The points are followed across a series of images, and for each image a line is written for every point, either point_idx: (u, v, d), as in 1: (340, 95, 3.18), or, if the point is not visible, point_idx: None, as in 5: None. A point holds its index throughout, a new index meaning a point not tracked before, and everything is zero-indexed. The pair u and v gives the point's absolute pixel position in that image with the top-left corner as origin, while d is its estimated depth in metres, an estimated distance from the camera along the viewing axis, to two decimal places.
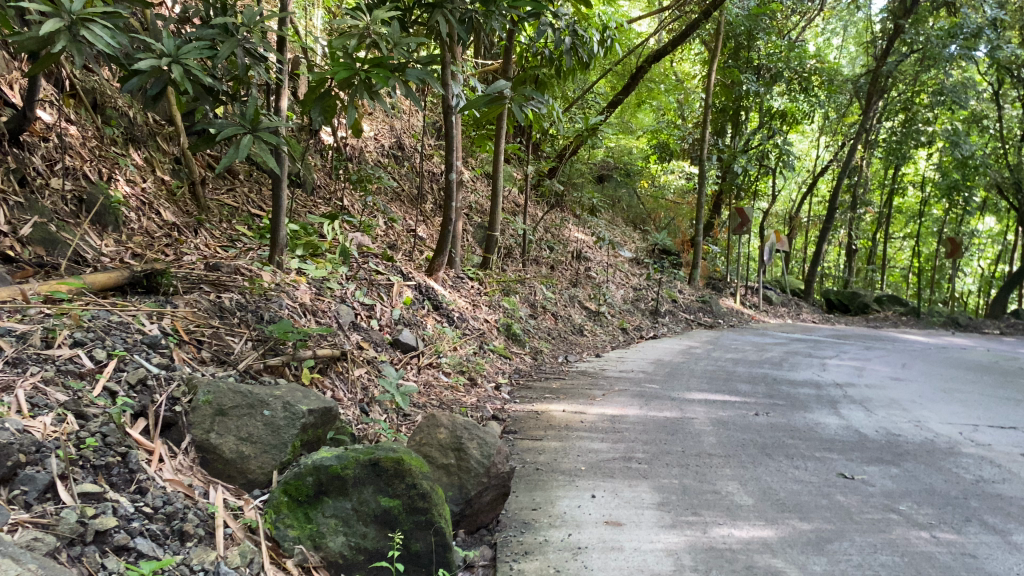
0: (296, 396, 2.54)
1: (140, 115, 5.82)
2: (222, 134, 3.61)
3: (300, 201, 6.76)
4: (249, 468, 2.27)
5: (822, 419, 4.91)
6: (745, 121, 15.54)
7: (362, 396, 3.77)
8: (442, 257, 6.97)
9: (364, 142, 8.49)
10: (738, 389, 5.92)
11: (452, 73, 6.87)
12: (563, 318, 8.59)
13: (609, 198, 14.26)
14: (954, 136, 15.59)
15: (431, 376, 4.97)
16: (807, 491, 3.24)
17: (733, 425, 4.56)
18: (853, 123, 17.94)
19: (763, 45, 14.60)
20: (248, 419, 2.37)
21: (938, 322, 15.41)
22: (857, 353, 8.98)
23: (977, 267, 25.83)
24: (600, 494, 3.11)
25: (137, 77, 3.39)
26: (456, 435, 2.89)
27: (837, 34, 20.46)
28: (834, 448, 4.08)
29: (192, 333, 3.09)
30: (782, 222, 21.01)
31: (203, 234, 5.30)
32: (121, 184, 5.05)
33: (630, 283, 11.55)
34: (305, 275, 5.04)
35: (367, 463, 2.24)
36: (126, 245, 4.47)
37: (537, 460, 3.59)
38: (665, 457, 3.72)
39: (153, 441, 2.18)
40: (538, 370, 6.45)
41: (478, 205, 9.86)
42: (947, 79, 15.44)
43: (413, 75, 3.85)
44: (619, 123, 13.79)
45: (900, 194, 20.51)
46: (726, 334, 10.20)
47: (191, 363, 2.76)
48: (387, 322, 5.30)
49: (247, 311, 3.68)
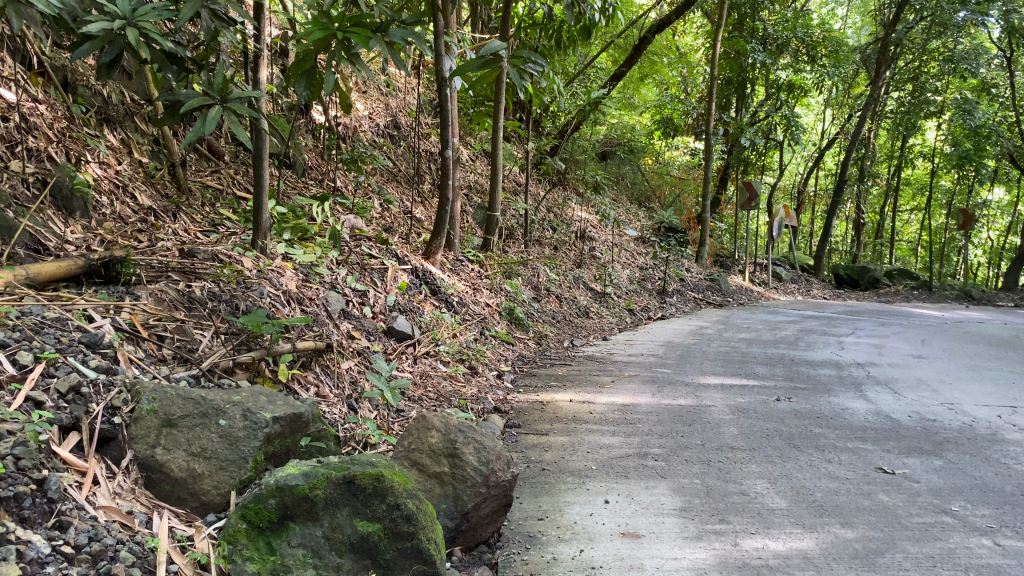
0: (259, 402, 2.24)
1: (115, 94, 5.43)
2: (186, 105, 3.24)
3: (289, 183, 6.42)
4: (203, 488, 1.96)
5: (848, 403, 4.57)
6: (751, 94, 15.15)
7: (349, 391, 3.46)
8: (440, 238, 6.62)
9: (358, 121, 8.10)
10: (755, 372, 5.59)
11: (446, 43, 6.55)
12: (568, 300, 8.24)
13: (614, 175, 13.83)
14: (966, 104, 15.18)
15: (428, 366, 4.62)
16: (844, 490, 2.91)
17: (754, 412, 4.22)
18: (861, 94, 17.48)
19: (768, 15, 14.14)
20: (201, 430, 2.06)
21: (950, 295, 15.08)
22: (873, 330, 8.63)
23: (986, 240, 25.41)
24: (614, 499, 2.78)
25: (88, 43, 3.02)
26: (450, 439, 2.57)
27: (843, 4, 19.97)
28: (868, 437, 3.74)
29: (151, 328, 2.78)
30: (790, 196, 20.56)
31: (182, 220, 4.97)
32: (92, 167, 4.69)
33: (636, 262, 11.18)
34: (291, 260, 4.70)
35: (341, 481, 1.94)
36: (96, 231, 4.14)
37: (542, 459, 3.26)
38: (683, 452, 3.38)
39: (87, 461, 1.88)
40: (542, 356, 6.10)
41: (478, 184, 9.48)
42: (957, 46, 14.99)
43: (395, 34, 3.46)
44: (620, 98, 13.40)
45: (910, 166, 20.04)
46: (737, 313, 9.85)
47: (139, 362, 2.45)
48: (381, 309, 4.96)
49: (220, 302, 3.36)
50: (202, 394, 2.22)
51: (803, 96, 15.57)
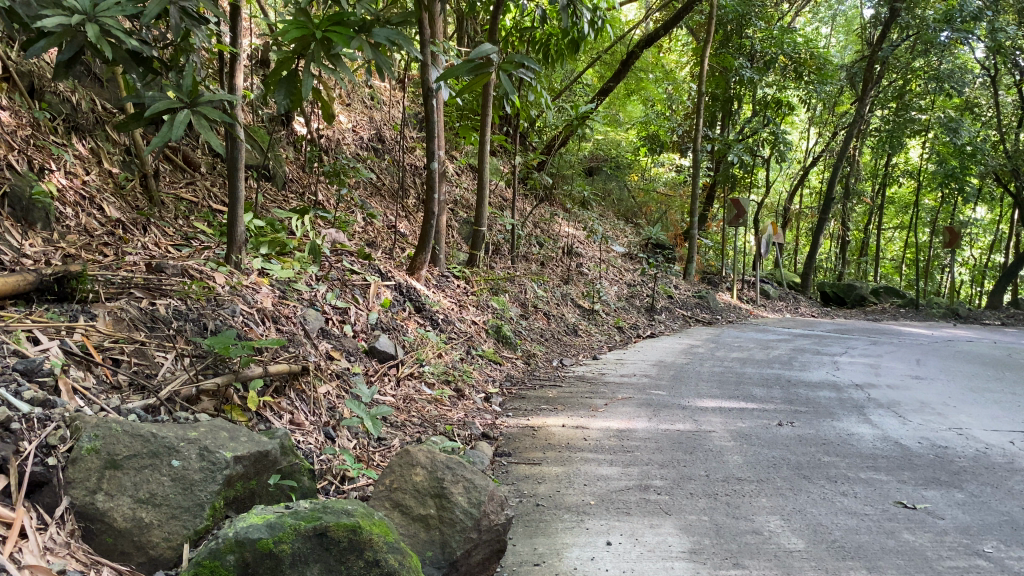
0: (219, 438, 2.01)
1: (84, 101, 5.16)
2: (151, 108, 2.99)
3: (268, 195, 6.16)
4: (151, 541, 1.73)
5: (854, 428, 4.36)
6: (738, 111, 15.02)
7: (327, 418, 3.21)
8: (425, 253, 6.36)
9: (340, 133, 7.86)
10: (752, 394, 5.36)
11: (432, 53, 6.35)
12: (556, 318, 8.01)
13: (601, 190, 13.67)
14: (951, 122, 15.10)
15: (412, 389, 4.36)
16: (864, 529, 2.68)
17: (757, 438, 3.99)
18: (845, 112, 17.39)
19: (755, 31, 14.03)
20: (150, 473, 1.82)
21: (937, 313, 14.95)
22: (866, 350, 8.43)
23: (970, 258, 25.42)
24: (616, 540, 2.53)
25: (45, 40, 2.76)
26: (437, 478, 2.32)
27: (827, 24, 20.01)
28: (881, 466, 3.52)
29: (106, 352, 2.54)
30: (776, 214, 20.50)
31: (153, 233, 4.70)
32: (56, 176, 4.42)
33: (623, 279, 10.97)
34: (267, 276, 4.45)
35: (312, 533, 1.70)
36: (57, 245, 3.86)
37: (536, 494, 3.01)
38: (686, 484, 3.14)
39: (13, 510, 1.65)
40: (531, 376, 5.84)
41: (463, 199, 9.25)
42: (942, 65, 14.98)
43: (380, 35, 3.26)
44: (606, 115, 13.25)
45: (895, 184, 20.01)
46: (727, 331, 9.63)
47: (84, 392, 2.22)
48: (362, 328, 4.70)
49: (186, 321, 3.10)
50: (153, 429, 1.98)
51: (788, 114, 15.49)
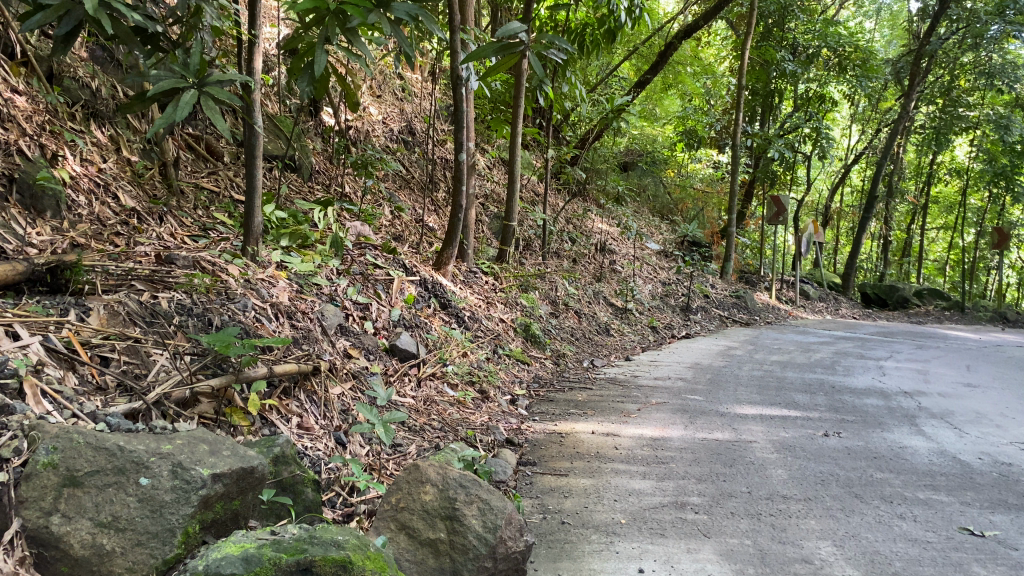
0: (197, 452, 1.87)
1: (104, 87, 4.99)
2: (154, 86, 2.78)
3: (292, 186, 5.95)
4: (113, 571, 1.59)
5: (906, 440, 4.05)
6: (778, 106, 14.58)
7: (339, 422, 3.00)
8: (451, 248, 6.13)
9: (370, 125, 7.65)
10: (795, 400, 5.06)
11: (463, 41, 6.12)
12: (587, 316, 7.74)
13: (636, 187, 13.35)
14: (1002, 118, 14.48)
15: (434, 390, 4.14)
16: (927, 559, 2.40)
17: (802, 450, 3.72)
18: (890, 109, 16.85)
19: (798, 24, 13.53)
20: (114, 492, 1.69)
21: (984, 317, 14.38)
22: (912, 354, 8.04)
23: (1017, 259, 24.60)
24: (650, 568, 2.28)
25: (40, 12, 2.57)
26: (448, 498, 2.18)
27: (872, 18, 19.39)
28: (940, 484, 3.23)
29: (94, 349, 2.38)
30: (816, 213, 19.93)
31: (169, 223, 4.51)
32: (69, 163, 4.23)
33: (658, 277, 10.65)
34: (285, 270, 4.26)
35: (295, 569, 1.54)
36: (67, 233, 3.69)
37: (562, 509, 2.77)
38: (727, 502, 2.88)
39: None
40: (560, 378, 5.60)
41: (494, 193, 9.01)
42: (994, 59, 14.34)
43: (399, 9, 3.01)
44: (642, 109, 12.90)
45: (940, 182, 19.33)
46: (765, 333, 9.28)
47: (57, 396, 2.05)
48: (383, 324, 4.48)
49: (189, 317, 2.90)
50: (123, 440, 1.84)
51: (831, 109, 14.98)
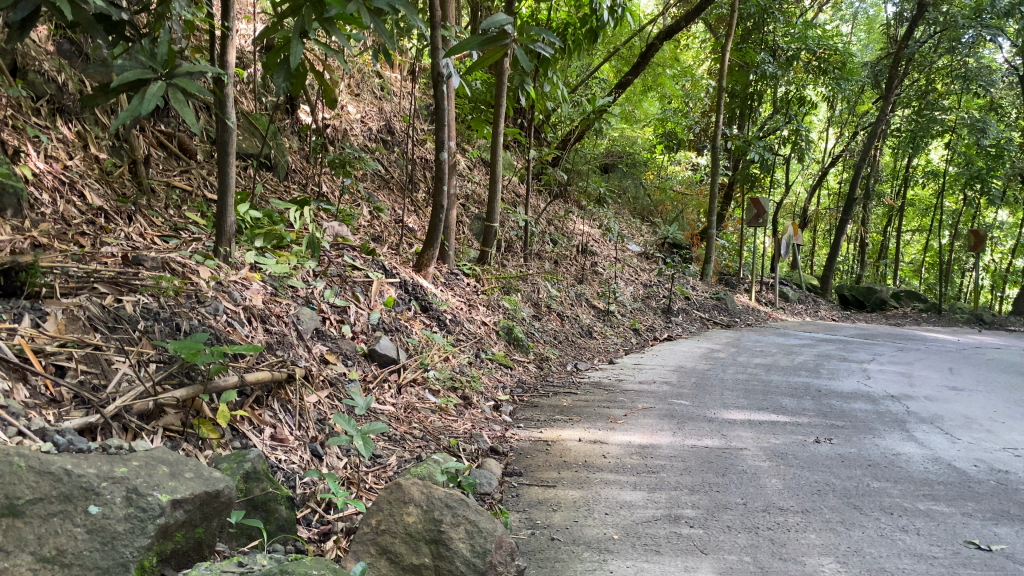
0: (155, 476, 1.75)
1: (71, 82, 4.80)
2: (118, 77, 2.58)
3: (268, 185, 5.77)
4: None
5: (899, 446, 3.96)
6: (757, 109, 14.52)
7: (315, 432, 2.85)
8: (432, 250, 5.97)
9: (348, 123, 7.47)
10: (783, 405, 4.96)
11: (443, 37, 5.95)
12: (570, 318, 7.62)
13: (617, 188, 13.23)
14: (978, 122, 14.51)
15: (414, 397, 3.99)
16: None
17: (795, 457, 3.61)
18: (868, 112, 16.85)
19: (777, 26, 13.47)
20: (59, 522, 1.55)
21: (961, 319, 14.42)
22: (895, 357, 7.98)
23: (992, 261, 24.79)
24: None
25: None
26: (432, 519, 2.05)
27: (850, 22, 19.44)
28: (939, 494, 3.13)
29: (50, 357, 2.23)
30: (795, 215, 19.93)
31: (139, 222, 4.33)
32: (33, 160, 4.04)
33: (639, 279, 10.55)
34: (259, 271, 4.09)
35: None
36: (27, 232, 3.50)
37: (551, 524, 2.64)
38: (722, 514, 2.75)
39: None
40: (544, 382, 5.47)
41: (475, 193, 8.86)
42: (971, 62, 14.35)
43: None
44: (622, 111, 12.77)
45: (917, 185, 19.40)
46: (748, 335, 9.19)
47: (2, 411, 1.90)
48: (362, 328, 4.32)
49: (155, 321, 2.74)
50: (72, 461, 1.70)
51: (810, 112, 14.95)
